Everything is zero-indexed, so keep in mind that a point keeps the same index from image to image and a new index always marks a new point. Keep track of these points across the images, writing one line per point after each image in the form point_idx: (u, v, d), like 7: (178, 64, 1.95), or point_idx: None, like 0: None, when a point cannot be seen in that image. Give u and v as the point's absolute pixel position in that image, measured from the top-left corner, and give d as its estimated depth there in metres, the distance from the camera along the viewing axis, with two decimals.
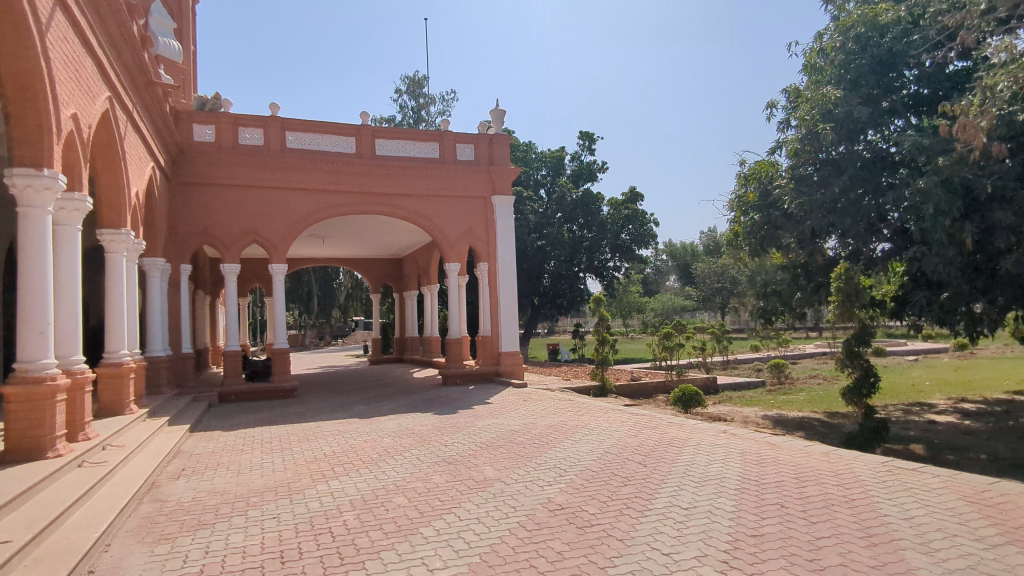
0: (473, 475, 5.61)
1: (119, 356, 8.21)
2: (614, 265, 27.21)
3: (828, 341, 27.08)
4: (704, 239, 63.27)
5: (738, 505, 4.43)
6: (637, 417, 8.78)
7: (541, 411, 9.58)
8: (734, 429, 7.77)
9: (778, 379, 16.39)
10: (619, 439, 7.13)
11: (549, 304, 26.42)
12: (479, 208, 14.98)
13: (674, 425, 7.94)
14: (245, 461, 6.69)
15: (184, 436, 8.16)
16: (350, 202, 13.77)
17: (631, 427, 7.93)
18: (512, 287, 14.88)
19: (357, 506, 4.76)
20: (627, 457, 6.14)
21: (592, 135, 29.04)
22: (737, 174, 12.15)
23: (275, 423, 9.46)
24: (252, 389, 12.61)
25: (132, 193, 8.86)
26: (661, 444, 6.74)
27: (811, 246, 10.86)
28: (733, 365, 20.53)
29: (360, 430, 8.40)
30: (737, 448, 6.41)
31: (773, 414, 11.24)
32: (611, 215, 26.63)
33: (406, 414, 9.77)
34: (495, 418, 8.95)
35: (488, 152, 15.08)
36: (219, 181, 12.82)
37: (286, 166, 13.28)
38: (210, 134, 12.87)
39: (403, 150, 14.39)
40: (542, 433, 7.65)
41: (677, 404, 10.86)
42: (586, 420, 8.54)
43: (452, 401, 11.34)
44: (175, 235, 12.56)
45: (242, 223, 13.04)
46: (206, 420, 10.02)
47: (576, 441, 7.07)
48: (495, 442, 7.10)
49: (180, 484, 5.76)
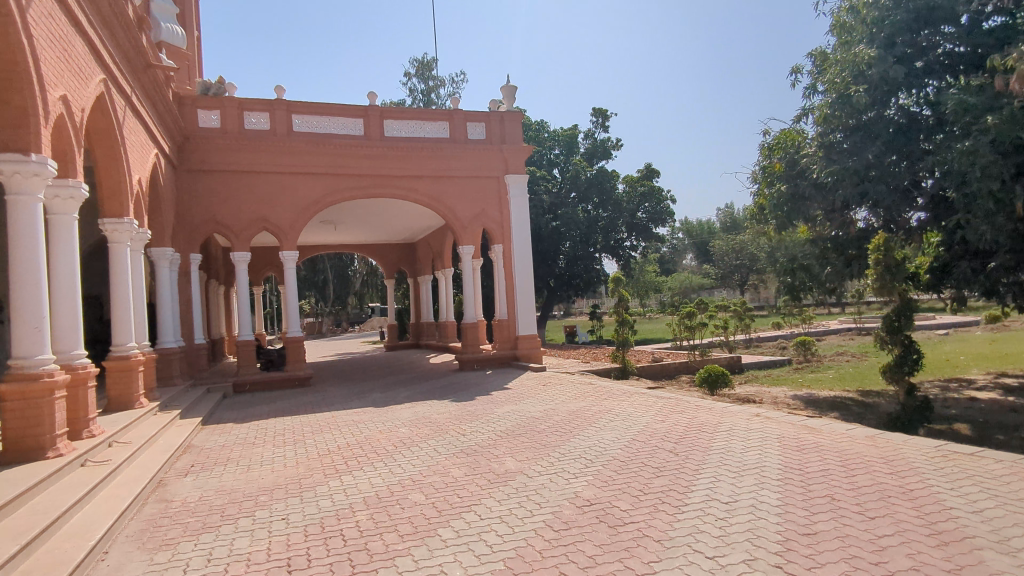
0: (494, 468, 5.29)
1: (126, 349, 7.97)
2: (631, 244, 26.70)
3: (852, 317, 26.38)
4: (722, 216, 62.22)
5: (783, 498, 4.06)
6: (663, 401, 8.40)
7: (562, 396, 9.24)
8: (767, 412, 7.37)
9: (805, 358, 15.91)
10: (646, 424, 6.78)
11: (565, 286, 25.95)
12: (492, 188, 14.57)
13: (703, 409, 7.56)
14: (257, 455, 6.43)
15: (196, 429, 7.94)
16: (360, 186, 13.43)
17: (657, 411, 7.56)
18: (528, 269, 14.52)
19: (371, 505, 4.46)
20: (657, 445, 5.79)
21: (606, 112, 28.38)
22: (761, 145, 11.61)
23: (290, 414, 9.23)
24: (267, 378, 12.43)
25: (134, 181, 8.55)
26: (691, 430, 6.37)
27: (842, 218, 10.35)
28: (756, 344, 20.03)
29: (375, 420, 8.12)
30: (773, 433, 6.02)
31: (803, 394, 10.81)
32: (627, 193, 26.07)
33: (422, 402, 9.49)
34: (515, 405, 8.62)
35: (500, 129, 14.62)
36: (226, 167, 12.52)
37: (294, 150, 12.94)
38: (215, 120, 12.54)
39: (414, 131, 13.98)
40: (565, 420, 7.31)
41: (702, 385, 10.47)
42: (610, 405, 8.19)
43: (470, 387, 11.04)
44: (183, 224, 12.29)
45: (250, 210, 12.74)
46: (220, 412, 9.81)
47: (601, 428, 6.73)
48: (515, 431, 6.78)
49: (188, 481, 5.51)
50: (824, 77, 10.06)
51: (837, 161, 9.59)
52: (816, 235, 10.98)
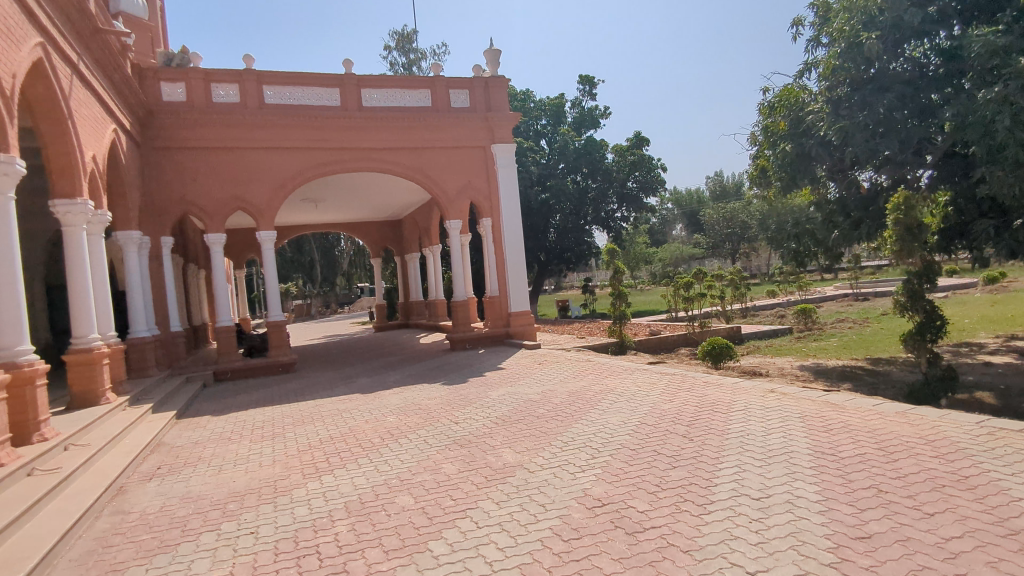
0: (491, 462, 4.76)
1: (88, 340, 7.33)
2: (622, 215, 26.10)
3: (849, 283, 25.97)
4: (711, 184, 61.60)
5: (823, 493, 3.56)
6: (668, 377, 7.89)
7: (559, 375, 8.73)
8: (781, 386, 6.88)
9: (805, 326, 15.52)
10: (653, 405, 6.28)
11: (556, 260, 25.35)
12: (478, 158, 13.90)
13: (712, 385, 7.06)
14: (230, 452, 5.87)
15: (169, 424, 7.37)
16: (339, 160, 12.71)
17: (663, 389, 7.06)
18: (519, 242, 13.92)
19: (353, 513, 3.93)
20: (670, 429, 5.29)
21: (593, 78, 27.47)
22: (762, 103, 11.04)
23: (272, 404, 8.67)
24: (249, 365, 11.85)
25: (88, 159, 7.79)
26: (703, 410, 5.87)
27: (847, 177, 9.85)
28: (752, 313, 19.66)
29: (360, 408, 7.58)
30: (794, 412, 5.53)
31: (810, 365, 10.44)
32: (617, 162, 25.38)
33: (412, 386, 8.95)
34: (510, 387, 8.09)
35: (485, 96, 13.90)
36: (194, 144, 11.73)
37: (267, 124, 12.17)
38: (180, 93, 11.71)
39: (393, 100, 13.22)
40: (565, 402, 6.79)
41: (706, 359, 9.99)
42: (611, 384, 7.69)
43: (462, 368, 10.50)
44: (151, 206, 11.53)
45: (223, 188, 11.99)
46: (196, 403, 9.23)
47: (605, 411, 6.21)
48: (512, 416, 6.25)
49: (152, 487, 4.94)
50: (830, 28, 9.42)
51: (845, 117, 9.02)
52: (820, 196, 10.46)
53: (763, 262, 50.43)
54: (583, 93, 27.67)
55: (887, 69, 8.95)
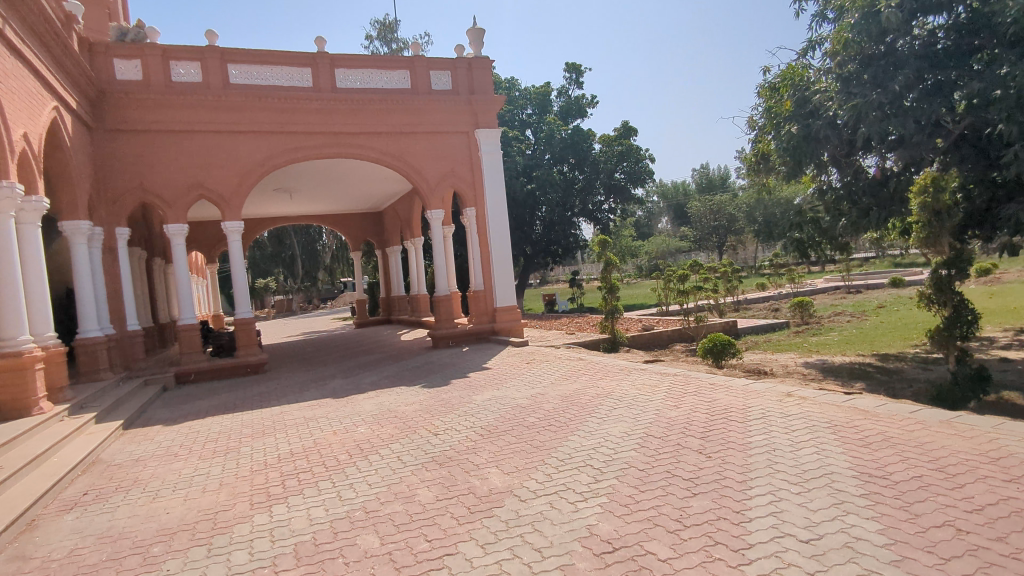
0: (475, 488, 4.02)
1: (17, 343, 6.50)
2: (609, 207, 25.50)
3: (840, 275, 25.57)
4: (697, 177, 61.32)
5: (889, 534, 2.86)
6: (670, 378, 7.20)
7: (550, 376, 8.01)
8: (797, 388, 6.21)
9: (802, 320, 14.95)
10: (658, 413, 5.56)
11: (543, 253, 24.62)
12: (461, 144, 13.10)
13: (720, 388, 6.36)
14: (173, 473, 5.05)
15: (112, 437, 6.51)
16: (311, 145, 11.86)
17: (666, 393, 6.35)
18: (505, 234, 13.16)
19: (305, 560, 3.17)
20: (681, 443, 4.59)
21: (579, 66, 26.75)
22: (763, 83, 10.45)
23: (234, 410, 7.85)
24: (214, 366, 10.99)
25: (17, 138, 6.87)
26: (716, 419, 5.15)
27: (852, 163, 9.27)
28: (744, 306, 19.13)
29: (329, 416, 6.79)
30: (822, 421, 4.83)
31: (816, 362, 9.84)
32: (604, 152, 24.74)
33: (389, 389, 8.17)
34: (496, 390, 7.35)
35: (467, 78, 13.09)
36: (152, 126, 10.81)
37: (232, 105, 11.28)
38: (135, 71, 10.76)
39: (370, 81, 12.37)
40: (558, 409, 6.06)
41: (707, 357, 9.31)
42: (608, 386, 7.00)
43: (444, 368, 9.72)
44: (105, 194, 10.58)
45: (184, 175, 11.08)
46: (150, 410, 8.37)
47: (605, 419, 5.49)
48: (500, 427, 5.51)
49: (69, 521, 4.12)
50: (839, 0, 8.79)
51: (857, 95, 8.40)
52: (823, 181, 9.86)
53: (750, 254, 50.25)
54: (569, 82, 26.93)
55: (900, 45, 8.35)
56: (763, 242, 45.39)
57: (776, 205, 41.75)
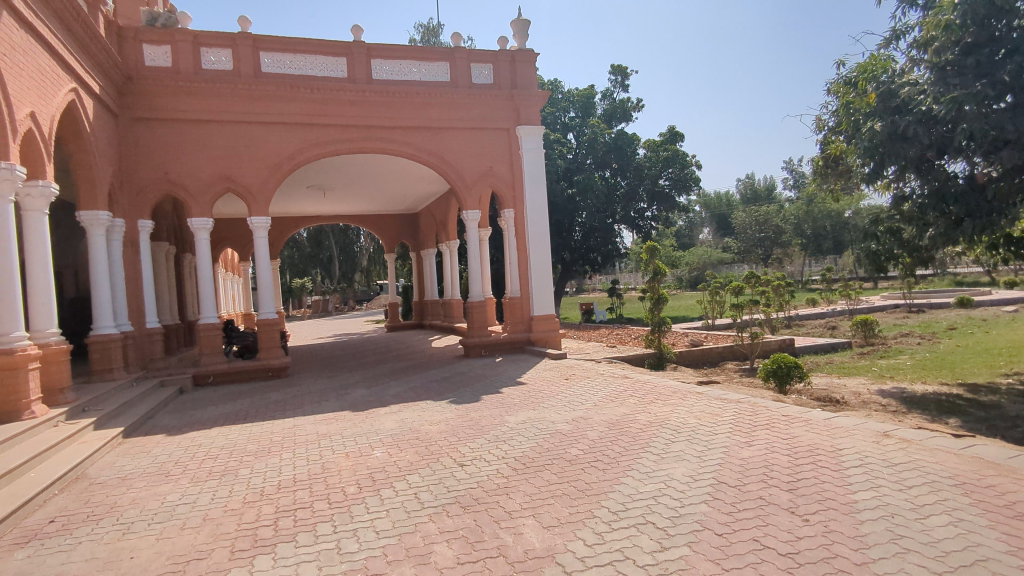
0: (506, 548, 3.18)
1: (9, 340, 5.94)
2: (652, 215, 24.53)
3: (900, 292, 23.89)
4: (743, 187, 59.59)
5: None
6: (733, 406, 6.23)
7: (592, 396, 7.11)
8: (893, 426, 5.18)
9: (866, 339, 13.69)
10: (727, 452, 4.63)
11: (581, 260, 23.68)
12: (501, 142, 12.34)
13: (797, 422, 5.38)
14: (156, 498, 4.34)
15: (107, 447, 5.90)
16: (344, 138, 11.25)
17: (732, 425, 5.41)
18: (545, 239, 12.32)
19: None
20: (765, 496, 3.68)
21: (625, 68, 25.90)
22: (839, 79, 9.41)
23: (244, 420, 7.19)
24: (234, 368, 10.42)
25: (22, 117, 6.36)
26: (803, 464, 4.20)
27: (941, 167, 8.19)
28: (797, 324, 17.89)
29: (344, 433, 6.04)
30: (943, 475, 3.83)
31: (891, 391, 8.62)
32: (649, 158, 23.77)
33: (413, 403, 7.40)
34: (532, 410, 6.50)
35: (510, 72, 12.34)
36: (179, 115, 10.34)
37: (262, 95, 10.75)
38: (164, 57, 10.33)
39: (407, 73, 11.72)
40: (605, 439, 5.18)
41: (769, 381, 8.25)
42: (661, 413, 6.08)
43: (475, 381, 8.91)
44: (128, 184, 10.12)
45: (211, 167, 10.58)
46: (159, 415, 7.78)
47: (663, 457, 4.59)
48: (537, 460, 4.66)
49: (17, 560, 3.42)
50: None
51: (956, 87, 7.33)
52: (900, 187, 8.71)
53: (797, 269, 48.38)
54: (614, 83, 25.96)
55: (1005, 31, 7.30)
56: (812, 255, 43.47)
57: (824, 219, 42.05)
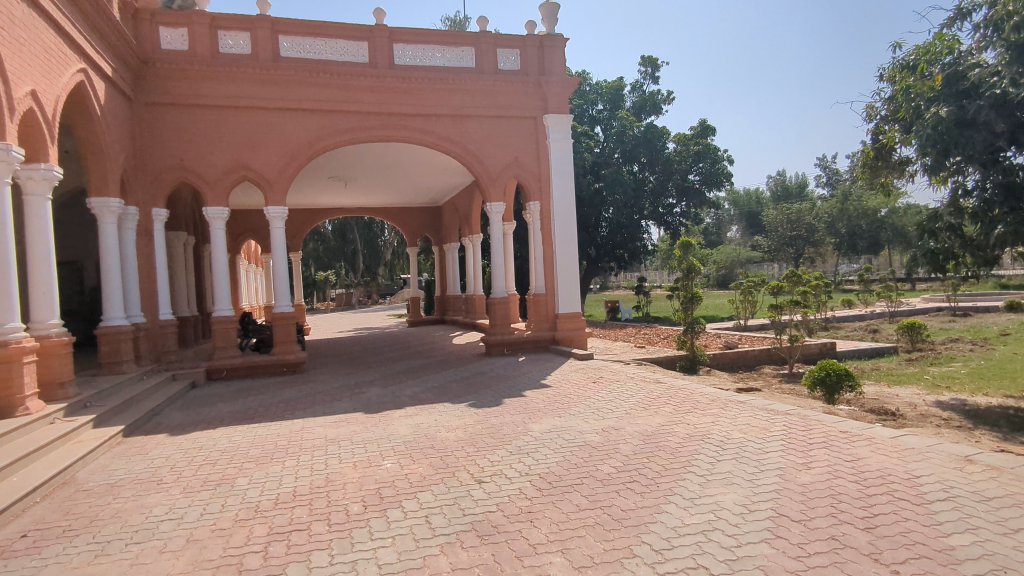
0: None
1: (3, 331, 5.58)
2: (681, 211, 23.78)
3: (942, 295, 22.77)
4: (774, 185, 58.28)
5: None
6: (782, 419, 5.61)
7: (623, 403, 6.54)
8: (970, 448, 4.55)
9: (912, 344, 12.87)
10: (784, 476, 4.04)
11: (607, 256, 23.00)
12: (528, 131, 11.80)
13: (858, 440, 4.77)
14: (140, 512, 3.91)
15: (103, 447, 5.51)
16: (365, 126, 10.82)
17: (784, 442, 4.82)
18: (572, 234, 11.75)
19: None
20: (838, 536, 3.10)
21: (656, 60, 25.15)
22: (894, 63, 8.68)
23: (252, 420, 6.77)
24: (248, 363, 10.07)
25: (21, 96, 5.96)
26: (878, 495, 3.60)
27: (1009, 159, 7.47)
28: (834, 326, 17.06)
29: (354, 438, 5.57)
30: None
31: (951, 402, 7.88)
32: (679, 152, 23.03)
33: (429, 405, 6.91)
34: (558, 418, 5.98)
35: (538, 57, 11.78)
36: (195, 100, 9.99)
37: (280, 80, 10.36)
38: (181, 40, 9.98)
39: (430, 58, 11.24)
40: (641, 455, 4.63)
41: (815, 389, 7.60)
42: (701, 425, 5.49)
43: (496, 382, 8.40)
44: (142, 171, 9.79)
45: (228, 155, 10.21)
46: (165, 412, 7.41)
47: (709, 480, 4.03)
48: (565, 479, 4.14)
49: None
50: None
51: None
52: (960, 181, 7.94)
53: (830, 268, 46.93)
54: (644, 75, 25.23)
55: None
56: (846, 255, 42.14)
57: (861, 216, 39.39)
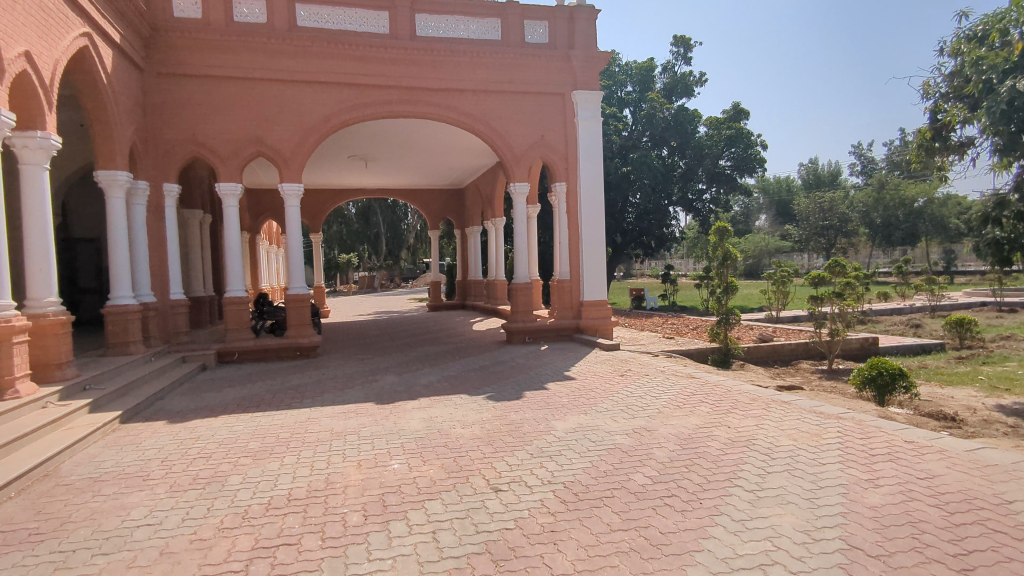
0: None
1: None
2: (711, 197, 22.89)
3: (988, 290, 21.67)
4: (806, 173, 56.71)
5: None
6: (834, 423, 5.04)
7: (655, 400, 6.01)
8: None
9: (961, 341, 12.07)
10: (848, 494, 3.49)
11: (634, 243, 22.29)
12: (555, 108, 11.19)
13: (930, 452, 4.19)
14: (118, 514, 3.50)
15: (94, 435, 5.13)
16: (384, 100, 10.32)
17: (843, 452, 4.25)
18: (600, 217, 11.16)
19: None
20: None
21: (689, 40, 24.22)
22: (959, 34, 7.90)
23: (257, 407, 6.38)
24: (260, 346, 9.71)
25: (15, 56, 5.55)
26: (968, 526, 3.03)
27: None
28: (873, 319, 16.24)
29: (362, 432, 5.12)
30: None
31: (1014, 407, 7.20)
32: (710, 136, 22.20)
33: (445, 397, 6.45)
34: (584, 415, 5.47)
35: (568, 30, 11.12)
36: (208, 71, 9.57)
37: (297, 51, 9.88)
38: (194, 8, 9.54)
39: (454, 30, 10.66)
40: (678, 463, 4.10)
41: (864, 389, 6.98)
42: (743, 428, 4.94)
43: (517, 372, 7.91)
44: (153, 144, 9.43)
45: (242, 129, 9.80)
46: (169, 397, 7.06)
47: (761, 497, 3.49)
48: (593, 490, 3.63)
49: None
50: None
51: None
52: None
53: (864, 259, 45.50)
54: (676, 57, 24.37)
55: None
56: (881, 246, 40.74)
57: (897, 206, 38.04)
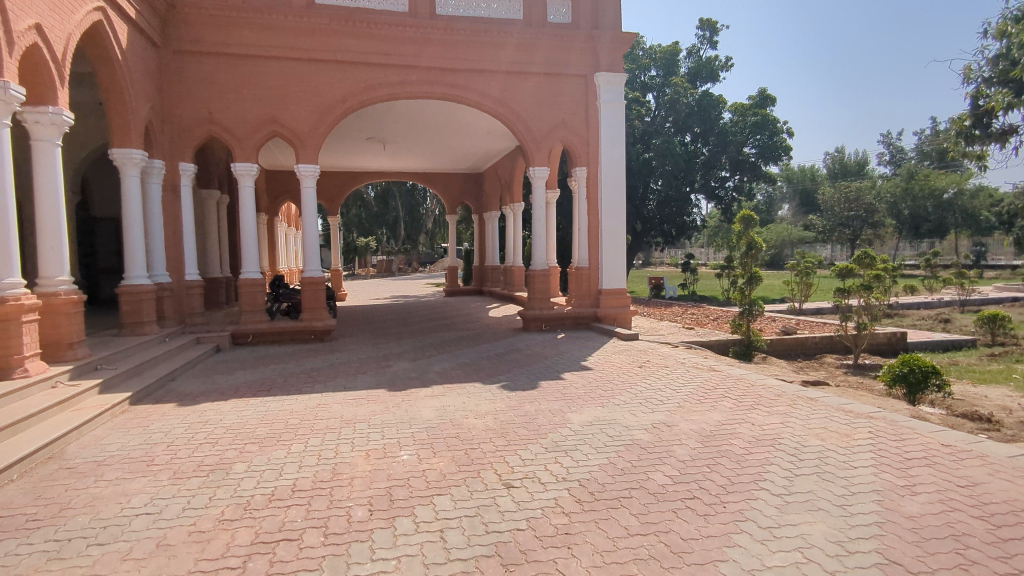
0: None
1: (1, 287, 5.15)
2: (734, 185, 22.36)
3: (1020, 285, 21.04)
4: (832, 162, 55.55)
5: None
6: (864, 423, 4.79)
7: (675, 393, 5.80)
8: None
9: (992, 338, 11.67)
10: (884, 502, 3.27)
11: (654, 231, 21.93)
12: (577, 90, 10.89)
13: (970, 457, 3.94)
14: (119, 502, 3.39)
15: (102, 416, 5.05)
16: (402, 81, 10.11)
17: (875, 455, 4.02)
18: (620, 203, 10.89)
19: None
20: None
21: (715, 23, 23.60)
22: (1005, 16, 7.49)
23: (267, 391, 6.28)
24: (275, 328, 9.63)
25: (25, 28, 5.43)
26: (1018, 542, 2.80)
27: None
28: (899, 313, 15.82)
29: (372, 421, 4.99)
30: None
31: None
32: (735, 123, 21.72)
33: (459, 385, 6.30)
34: (601, 408, 5.29)
35: (592, 9, 10.78)
36: (225, 49, 9.43)
37: (315, 29, 9.68)
38: None
39: (475, 8, 10.38)
40: (700, 462, 3.91)
41: (894, 386, 6.70)
42: (769, 426, 4.72)
43: (532, 361, 7.74)
44: (170, 122, 9.34)
45: (259, 109, 9.66)
46: (182, 379, 7.00)
47: (790, 503, 3.28)
48: (611, 490, 3.45)
49: None
50: None
51: None
52: None
53: (889, 251, 44.56)
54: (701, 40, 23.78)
55: None
56: (908, 238, 39.83)
57: (926, 197, 37.10)
